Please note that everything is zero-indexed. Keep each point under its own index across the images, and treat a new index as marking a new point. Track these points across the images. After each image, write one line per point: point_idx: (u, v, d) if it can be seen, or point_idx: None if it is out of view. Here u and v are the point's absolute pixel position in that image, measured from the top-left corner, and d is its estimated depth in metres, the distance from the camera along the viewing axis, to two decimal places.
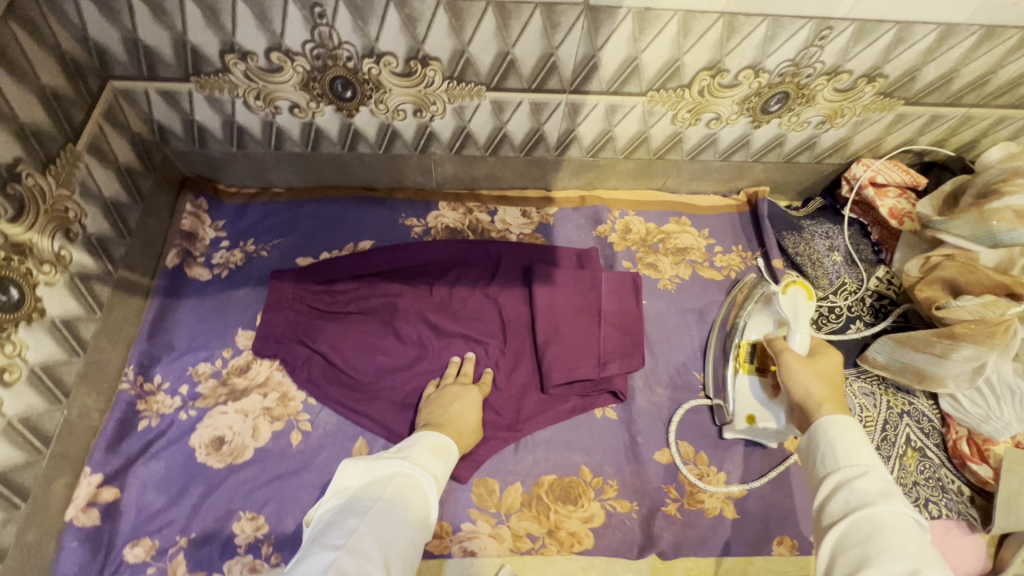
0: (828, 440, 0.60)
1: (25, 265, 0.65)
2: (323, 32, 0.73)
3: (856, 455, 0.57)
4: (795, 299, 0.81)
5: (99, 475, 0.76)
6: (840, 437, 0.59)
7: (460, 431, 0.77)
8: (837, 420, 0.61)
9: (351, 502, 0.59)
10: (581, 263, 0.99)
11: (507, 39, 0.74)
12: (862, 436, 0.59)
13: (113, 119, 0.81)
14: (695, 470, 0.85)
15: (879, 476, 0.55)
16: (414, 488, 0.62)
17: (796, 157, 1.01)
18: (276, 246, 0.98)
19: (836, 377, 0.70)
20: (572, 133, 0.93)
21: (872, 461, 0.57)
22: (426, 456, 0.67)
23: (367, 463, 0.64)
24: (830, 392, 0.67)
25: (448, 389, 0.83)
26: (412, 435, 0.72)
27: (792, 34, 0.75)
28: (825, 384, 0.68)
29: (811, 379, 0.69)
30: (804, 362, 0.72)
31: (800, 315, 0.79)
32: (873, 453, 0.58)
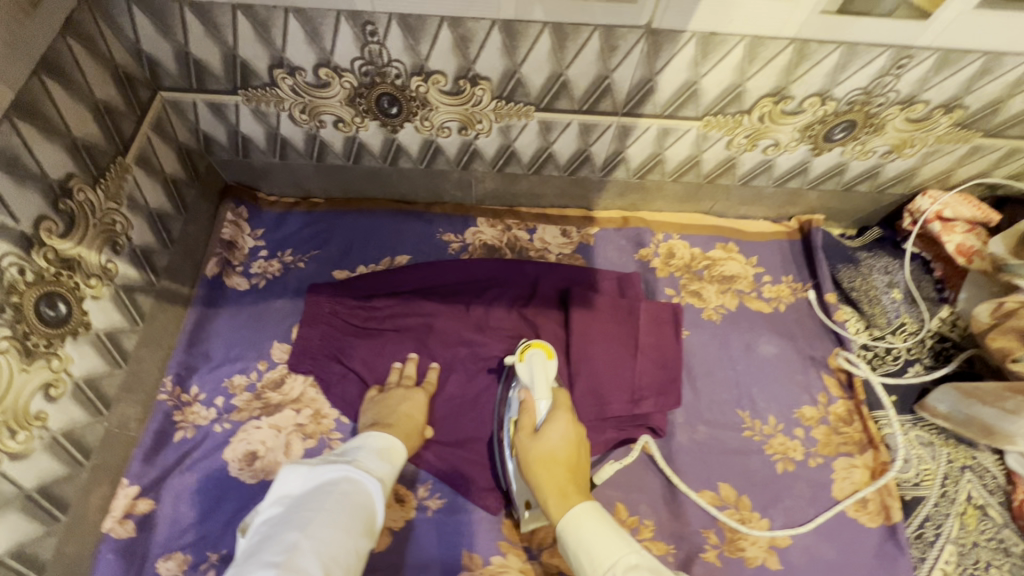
0: (578, 555, 0.61)
1: (73, 280, 0.64)
2: (373, 50, 0.71)
3: (602, 558, 0.58)
4: (532, 365, 0.78)
5: (135, 487, 0.77)
6: (580, 545, 0.61)
7: (409, 432, 0.79)
8: (577, 519, 0.63)
9: (292, 510, 0.63)
10: (622, 288, 0.97)
11: (561, 61, 0.71)
12: (604, 527, 0.62)
13: (161, 131, 0.80)
14: (736, 514, 0.81)
15: (625, 568, 0.57)
16: (356, 494, 0.66)
17: (856, 186, 0.96)
18: (313, 258, 0.97)
19: (563, 452, 0.70)
20: (620, 155, 0.90)
21: (617, 556, 0.58)
22: (368, 460, 0.72)
23: (307, 472, 0.68)
24: (552, 481, 0.68)
25: (394, 392, 0.83)
26: (357, 438, 0.76)
27: (867, 63, 0.70)
28: (544, 469, 0.69)
29: (540, 471, 0.70)
30: (529, 444, 0.72)
31: (537, 379, 0.77)
32: (614, 545, 0.59)
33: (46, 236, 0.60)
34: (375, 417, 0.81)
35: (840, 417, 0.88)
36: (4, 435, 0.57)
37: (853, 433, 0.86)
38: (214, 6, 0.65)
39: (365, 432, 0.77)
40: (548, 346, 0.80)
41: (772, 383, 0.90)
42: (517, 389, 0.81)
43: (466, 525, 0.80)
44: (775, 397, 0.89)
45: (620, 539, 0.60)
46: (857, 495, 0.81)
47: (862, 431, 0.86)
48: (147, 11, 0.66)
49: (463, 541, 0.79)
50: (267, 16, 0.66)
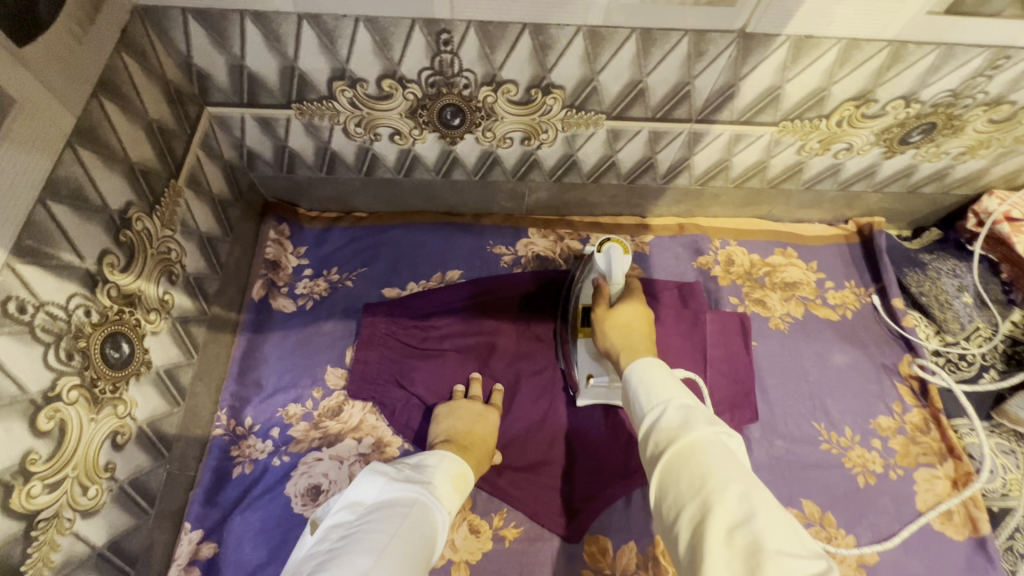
0: (632, 390, 0.55)
1: (134, 316, 0.60)
2: (444, 60, 0.66)
3: (655, 393, 0.52)
4: (611, 256, 0.73)
5: (198, 532, 0.73)
6: (637, 382, 0.55)
7: (480, 457, 0.74)
8: (638, 364, 0.57)
9: (364, 523, 0.56)
10: (684, 298, 0.91)
11: (643, 67, 0.67)
12: (664, 373, 0.55)
13: (208, 148, 0.75)
14: (823, 532, 0.78)
15: (681, 404, 0.50)
16: (427, 527, 0.58)
17: (921, 187, 0.94)
18: (361, 276, 0.93)
19: (637, 322, 0.70)
20: (685, 162, 0.86)
21: (671, 393, 0.52)
22: (441, 486, 0.64)
23: (384, 483, 0.61)
24: (628, 341, 0.67)
25: (461, 406, 0.79)
26: (431, 454, 0.69)
27: (961, 64, 0.68)
28: (622, 333, 0.68)
29: (615, 337, 0.68)
30: (606, 318, 0.71)
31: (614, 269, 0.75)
32: (673, 385, 0.53)
33: (109, 272, 0.55)
34: (448, 433, 0.75)
35: (916, 426, 0.85)
36: (76, 492, 0.52)
37: (931, 442, 0.84)
38: (279, 15, 0.60)
39: (432, 451, 0.70)
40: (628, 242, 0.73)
41: (846, 394, 0.88)
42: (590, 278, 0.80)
43: (545, 555, 0.76)
44: (849, 408, 0.87)
45: (679, 385, 0.53)
46: (943, 507, 0.79)
47: (940, 439, 0.84)
48: (204, 22, 0.61)
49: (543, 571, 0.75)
50: (335, 25, 0.62)
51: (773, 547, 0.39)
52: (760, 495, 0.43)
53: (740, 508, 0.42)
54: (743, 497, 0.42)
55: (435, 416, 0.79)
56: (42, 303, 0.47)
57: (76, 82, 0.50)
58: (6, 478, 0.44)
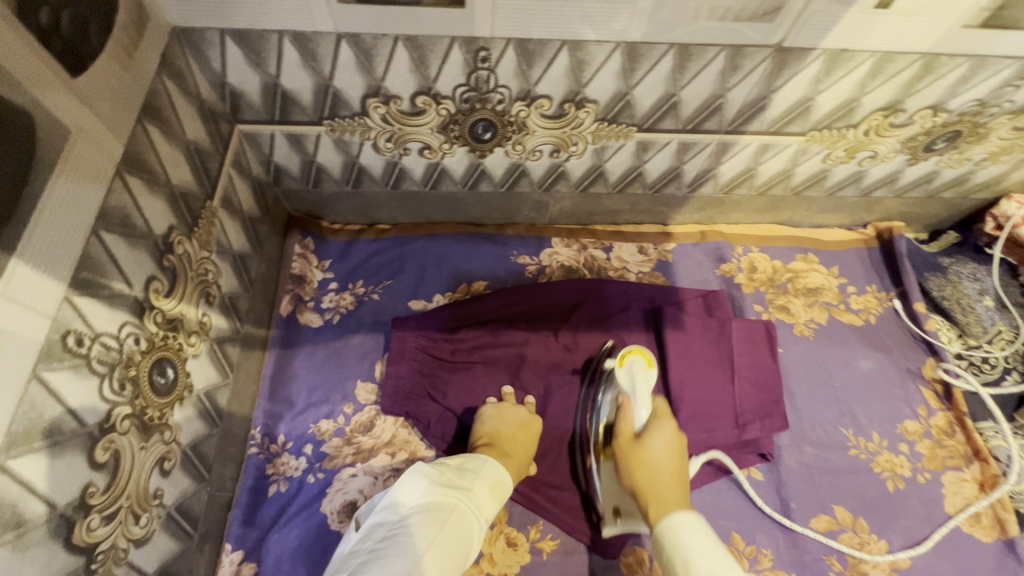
0: (672, 551, 0.57)
1: (177, 341, 0.59)
2: (480, 76, 0.66)
3: (697, 567, 0.53)
4: (632, 370, 0.77)
5: (239, 552, 0.73)
6: (675, 544, 0.57)
7: (519, 467, 0.73)
8: (676, 524, 0.59)
9: (404, 528, 0.56)
10: (708, 307, 0.92)
11: (678, 81, 0.68)
12: (706, 540, 0.56)
13: (238, 165, 0.75)
14: (855, 538, 0.79)
15: None
16: (465, 534, 0.58)
17: (941, 192, 0.95)
18: (387, 289, 0.92)
19: (664, 460, 0.68)
20: (711, 171, 0.86)
21: (713, 566, 0.53)
22: (481, 493, 0.63)
23: (427, 487, 0.61)
24: (656, 487, 0.65)
25: (508, 409, 0.78)
26: (474, 458, 0.68)
27: (991, 74, 0.69)
28: (647, 474, 0.67)
29: (640, 476, 0.67)
30: (633, 451, 0.70)
31: (639, 388, 0.76)
32: (715, 557, 0.54)
33: (155, 297, 0.55)
34: (492, 435, 0.74)
35: (941, 430, 0.87)
36: (130, 522, 0.52)
37: (957, 445, 0.85)
38: (318, 35, 0.60)
39: (475, 456, 0.68)
40: (648, 356, 0.79)
41: (872, 400, 0.89)
42: (611, 395, 0.79)
43: (583, 567, 0.77)
44: (876, 413, 0.88)
45: (722, 556, 0.54)
46: (971, 510, 0.80)
47: (965, 442, 0.86)
48: (241, 42, 0.60)
49: None
50: (373, 44, 0.61)
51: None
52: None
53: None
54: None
55: (480, 416, 0.78)
56: (97, 335, 0.47)
57: (123, 110, 0.50)
58: (69, 512, 0.44)
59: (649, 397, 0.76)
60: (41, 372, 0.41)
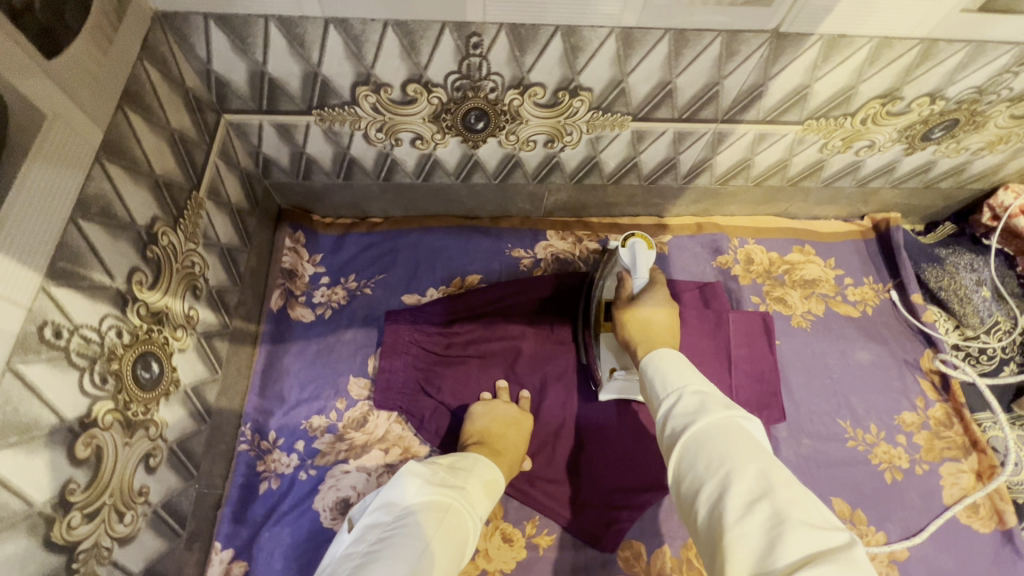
0: (651, 380, 0.56)
1: (162, 334, 0.58)
2: (472, 63, 0.65)
3: (671, 380, 0.53)
4: (634, 250, 0.74)
5: (229, 551, 0.72)
6: (655, 372, 0.56)
7: (512, 465, 0.72)
8: (656, 356, 0.58)
9: (402, 528, 0.54)
10: (705, 299, 0.90)
11: (674, 68, 0.66)
12: (681, 363, 0.56)
13: (225, 156, 0.73)
14: (853, 530, 0.78)
15: (693, 392, 0.51)
16: (462, 533, 0.56)
17: (938, 182, 0.94)
18: (379, 283, 0.91)
19: (657, 317, 0.68)
20: (707, 162, 0.85)
21: (687, 381, 0.52)
22: (475, 491, 0.62)
23: (421, 485, 0.59)
24: (647, 338, 0.66)
25: (497, 407, 0.77)
26: (465, 457, 0.67)
27: (990, 60, 0.68)
28: (641, 330, 0.68)
29: (633, 331, 0.68)
30: (628, 311, 0.71)
31: (639, 266, 0.73)
32: (689, 374, 0.54)
33: (138, 289, 0.54)
34: (482, 434, 0.73)
35: (939, 421, 0.86)
36: (114, 519, 0.51)
37: (955, 436, 0.85)
38: (306, 20, 0.58)
39: (467, 455, 0.68)
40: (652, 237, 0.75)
41: (870, 392, 0.88)
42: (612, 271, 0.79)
43: (580, 562, 0.76)
44: (874, 404, 0.87)
45: (694, 373, 0.54)
46: (969, 501, 0.80)
47: (963, 433, 0.85)
48: (226, 28, 0.59)
49: None
50: (363, 30, 0.60)
51: (795, 518, 0.37)
52: (779, 472, 0.41)
53: (758, 481, 0.41)
54: (760, 471, 0.41)
55: (471, 415, 0.77)
56: (76, 327, 0.45)
57: (102, 96, 0.48)
58: (48, 510, 0.43)
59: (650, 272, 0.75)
60: (16, 365, 0.40)
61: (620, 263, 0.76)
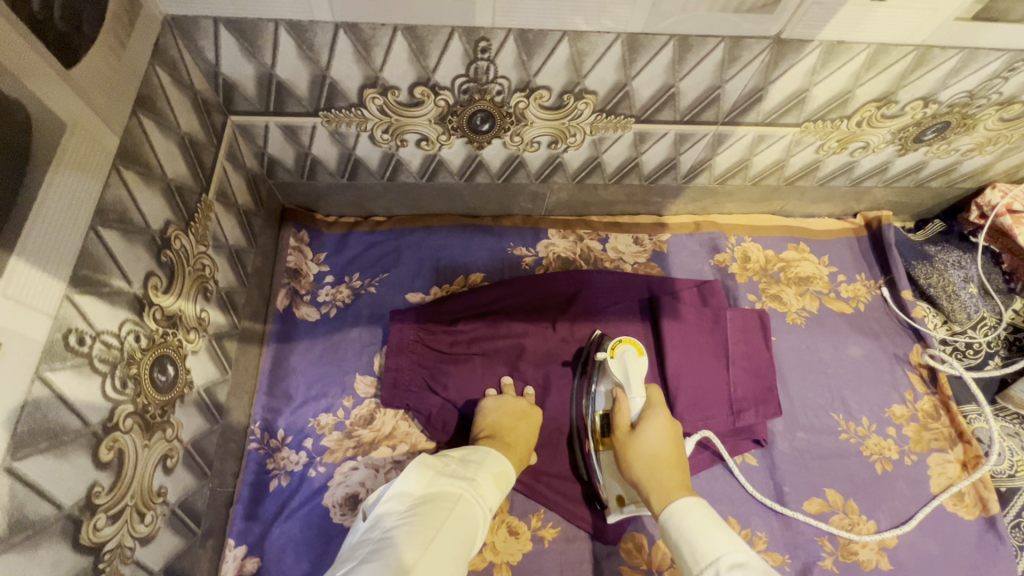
0: (679, 544, 0.58)
1: (177, 337, 0.59)
2: (480, 67, 0.65)
3: (701, 551, 0.55)
4: (625, 360, 0.77)
5: (242, 547, 0.73)
6: (681, 533, 0.58)
7: (522, 457, 0.73)
8: (677, 511, 0.60)
9: (412, 516, 0.56)
10: (703, 297, 0.92)
11: (677, 72, 0.68)
12: (706, 522, 0.58)
13: (231, 158, 0.74)
14: (845, 519, 0.82)
15: (728, 563, 0.52)
16: (470, 523, 0.58)
17: (929, 182, 0.97)
18: (383, 281, 0.92)
19: (662, 447, 0.69)
20: (707, 162, 0.87)
21: (719, 549, 0.54)
22: (485, 483, 0.64)
23: (432, 477, 0.61)
24: (657, 476, 0.66)
25: (506, 400, 0.78)
26: (477, 450, 0.68)
27: (981, 66, 0.70)
28: (647, 462, 0.68)
29: (641, 467, 0.68)
30: (631, 443, 0.71)
31: (632, 379, 0.76)
32: (717, 537, 0.55)
33: (154, 294, 0.54)
34: (493, 427, 0.74)
35: (927, 413, 0.89)
36: (136, 520, 0.52)
37: (942, 428, 0.88)
38: (316, 25, 0.59)
39: (477, 448, 0.69)
40: (637, 343, 0.80)
41: (862, 385, 0.91)
42: (604, 386, 0.80)
43: (585, 552, 0.78)
44: (866, 398, 0.90)
45: (721, 533, 0.56)
46: (955, 489, 0.83)
47: (950, 425, 0.88)
48: (236, 31, 0.59)
49: (584, 569, 0.77)
50: (372, 34, 0.61)
51: None
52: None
53: None
54: None
55: (482, 408, 0.78)
56: (98, 333, 0.46)
57: (118, 103, 0.49)
58: (75, 513, 0.44)
59: (641, 384, 0.77)
60: (44, 372, 0.40)
61: (614, 377, 0.78)
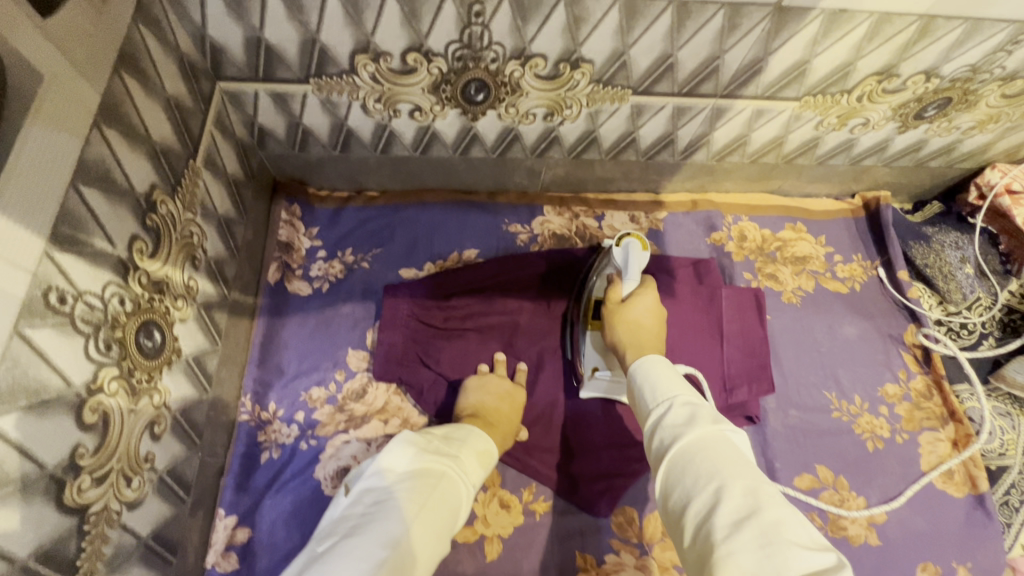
0: (640, 387, 0.59)
1: (164, 303, 0.58)
2: (474, 32, 0.64)
3: (661, 390, 0.56)
4: (628, 250, 0.76)
5: (233, 517, 0.74)
6: (646, 378, 0.59)
7: (505, 436, 0.73)
8: (645, 362, 0.61)
9: (397, 492, 0.55)
10: (699, 276, 0.92)
11: (675, 41, 0.66)
12: (669, 371, 0.58)
13: (220, 125, 0.72)
14: (835, 495, 0.82)
15: (682, 403, 0.53)
16: (454, 498, 0.58)
17: (928, 161, 0.96)
18: (377, 257, 0.91)
19: (646, 319, 0.71)
20: (705, 138, 0.86)
21: (677, 391, 0.55)
22: (468, 461, 0.63)
23: (416, 453, 0.60)
24: (635, 340, 0.68)
25: (489, 380, 0.78)
26: (460, 428, 0.68)
27: (985, 39, 0.69)
28: (630, 328, 0.70)
29: (622, 332, 0.70)
30: (618, 312, 0.72)
31: (632, 266, 0.75)
32: (676, 384, 0.56)
33: (139, 258, 0.53)
34: (475, 407, 0.75)
35: (920, 393, 0.90)
36: (122, 485, 0.51)
37: (934, 407, 0.88)
38: None
39: (460, 426, 0.69)
40: (646, 239, 0.78)
41: (856, 365, 0.91)
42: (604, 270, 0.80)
43: (575, 525, 0.78)
44: (860, 377, 0.90)
45: (683, 382, 0.57)
46: (945, 467, 0.84)
47: (942, 404, 0.89)
48: None
49: (575, 542, 0.77)
50: None
51: (783, 535, 0.39)
52: (766, 488, 0.44)
53: (745, 499, 0.43)
54: (748, 489, 0.43)
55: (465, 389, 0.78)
56: (79, 293, 0.45)
57: (99, 58, 0.47)
58: (58, 474, 0.43)
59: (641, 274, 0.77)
60: (23, 329, 0.40)
61: (614, 263, 0.78)
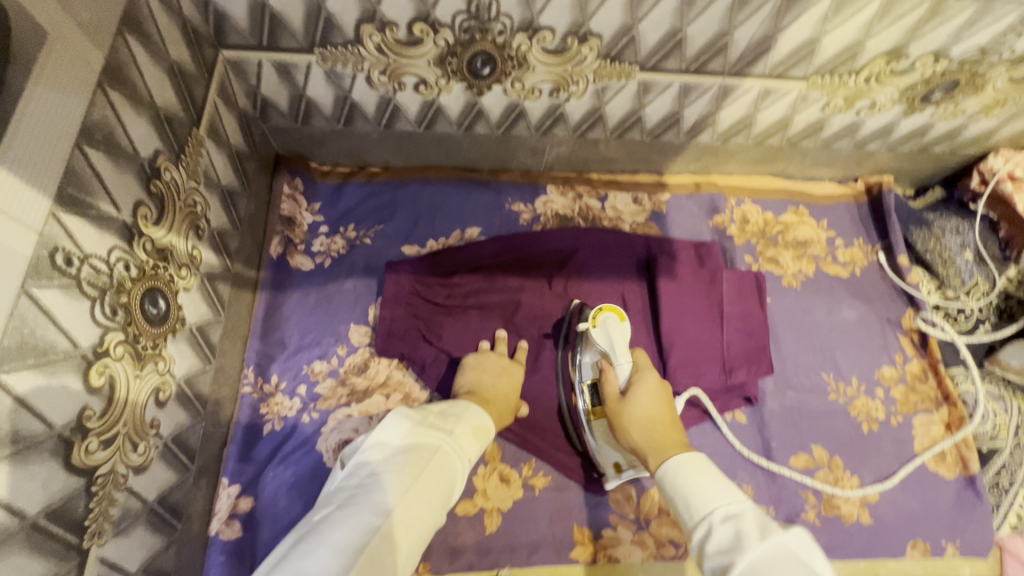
0: (675, 498, 0.55)
1: (168, 272, 0.58)
2: (481, 3, 0.63)
3: (697, 506, 0.52)
4: (606, 328, 0.74)
5: (236, 486, 0.74)
6: (676, 486, 0.56)
7: (501, 413, 0.72)
8: (670, 464, 0.58)
9: (390, 466, 0.54)
10: (700, 257, 0.92)
11: (685, 16, 0.66)
12: (700, 475, 0.55)
13: (223, 95, 0.71)
14: (830, 475, 0.83)
15: (723, 518, 0.50)
16: (449, 473, 0.57)
17: (932, 146, 0.96)
18: (379, 234, 0.90)
19: (654, 411, 0.66)
20: (710, 118, 0.85)
21: (714, 503, 0.51)
22: (463, 436, 0.62)
23: (411, 427, 0.59)
24: (652, 439, 0.63)
25: (487, 359, 0.78)
26: (455, 404, 0.67)
27: (995, 20, 0.69)
28: (642, 427, 0.65)
29: (637, 435, 0.65)
30: (620, 413, 0.68)
31: (617, 346, 0.73)
32: (711, 492, 0.53)
33: (143, 224, 0.53)
34: (472, 385, 0.74)
35: (915, 375, 0.91)
36: (129, 449, 0.52)
37: (928, 390, 0.90)
38: None
39: (455, 404, 0.68)
40: (620, 309, 0.77)
41: (854, 348, 0.92)
42: (591, 356, 0.77)
43: (574, 501, 0.79)
44: (857, 360, 0.91)
45: (716, 486, 0.53)
46: (937, 449, 0.85)
47: (936, 387, 0.90)
48: None
49: (574, 516, 0.79)
50: None
51: None
52: None
53: None
54: None
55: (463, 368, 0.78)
56: (85, 256, 0.45)
57: (103, 19, 0.47)
58: (66, 434, 0.44)
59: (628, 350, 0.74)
60: (30, 288, 0.40)
61: (599, 347, 0.75)
